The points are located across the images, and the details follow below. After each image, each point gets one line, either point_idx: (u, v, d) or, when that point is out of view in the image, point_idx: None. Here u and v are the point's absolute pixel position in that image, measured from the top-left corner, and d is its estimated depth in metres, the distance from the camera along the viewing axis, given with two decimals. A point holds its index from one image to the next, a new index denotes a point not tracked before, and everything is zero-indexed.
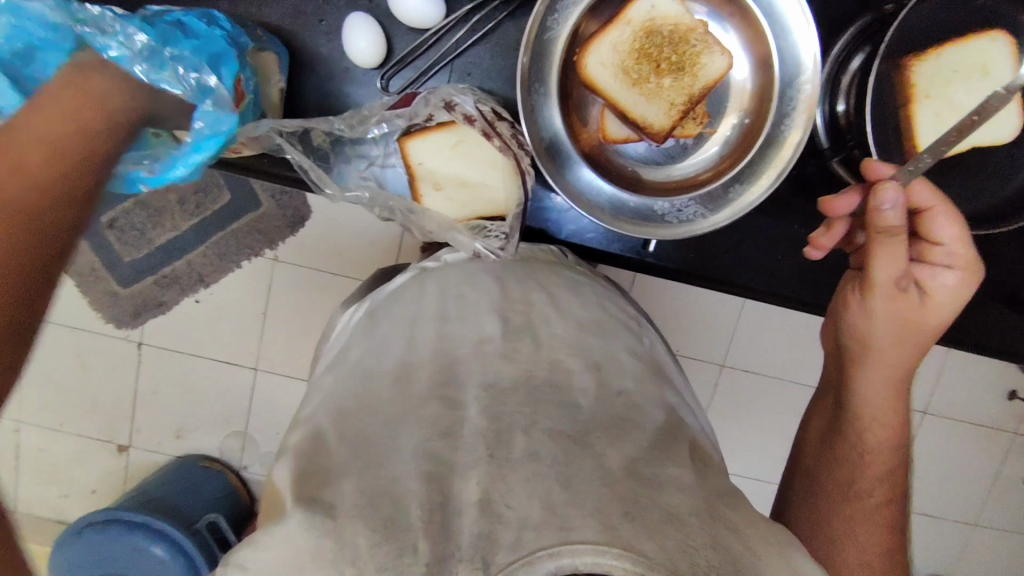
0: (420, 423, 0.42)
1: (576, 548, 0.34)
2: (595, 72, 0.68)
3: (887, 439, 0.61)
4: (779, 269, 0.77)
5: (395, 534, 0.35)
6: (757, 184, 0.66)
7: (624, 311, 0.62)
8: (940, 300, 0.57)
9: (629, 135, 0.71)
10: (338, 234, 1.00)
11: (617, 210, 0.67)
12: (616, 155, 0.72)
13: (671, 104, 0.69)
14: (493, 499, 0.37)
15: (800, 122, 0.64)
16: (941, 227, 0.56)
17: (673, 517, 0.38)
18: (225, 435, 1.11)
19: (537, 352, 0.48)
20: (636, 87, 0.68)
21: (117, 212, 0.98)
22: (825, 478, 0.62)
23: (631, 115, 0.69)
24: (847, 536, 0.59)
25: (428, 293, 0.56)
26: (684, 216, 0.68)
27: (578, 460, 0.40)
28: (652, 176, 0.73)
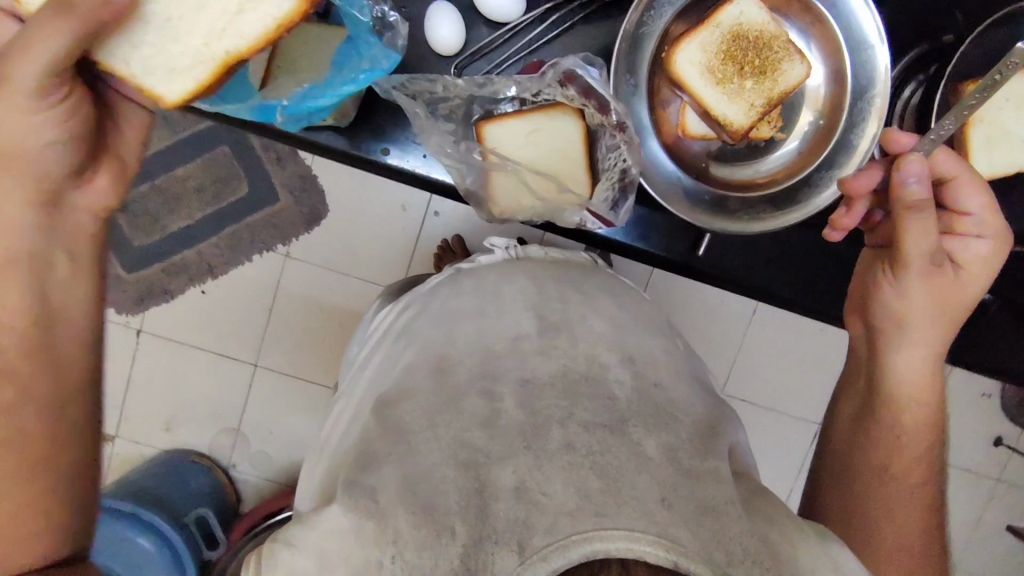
0: (456, 413, 0.43)
1: (609, 534, 0.35)
2: (682, 70, 0.66)
3: (924, 420, 0.60)
4: (817, 280, 0.74)
5: (434, 516, 0.37)
6: (831, 186, 0.65)
7: (650, 308, 0.61)
8: (972, 270, 0.57)
9: (708, 132, 0.69)
10: (352, 234, 1.06)
11: (693, 201, 0.66)
12: (693, 150, 0.71)
13: (750, 107, 0.66)
14: (528, 487, 0.38)
15: (870, 133, 0.63)
16: (965, 195, 0.56)
17: (709, 509, 0.39)
18: (215, 430, 1.13)
19: (574, 347, 0.48)
20: (720, 86, 0.66)
21: (135, 196, 1.05)
22: (858, 462, 0.61)
23: (713, 114, 0.66)
24: (883, 520, 0.58)
25: (464, 289, 0.57)
26: (750, 215, 0.66)
27: (614, 448, 0.41)
28: (732, 173, 0.71)
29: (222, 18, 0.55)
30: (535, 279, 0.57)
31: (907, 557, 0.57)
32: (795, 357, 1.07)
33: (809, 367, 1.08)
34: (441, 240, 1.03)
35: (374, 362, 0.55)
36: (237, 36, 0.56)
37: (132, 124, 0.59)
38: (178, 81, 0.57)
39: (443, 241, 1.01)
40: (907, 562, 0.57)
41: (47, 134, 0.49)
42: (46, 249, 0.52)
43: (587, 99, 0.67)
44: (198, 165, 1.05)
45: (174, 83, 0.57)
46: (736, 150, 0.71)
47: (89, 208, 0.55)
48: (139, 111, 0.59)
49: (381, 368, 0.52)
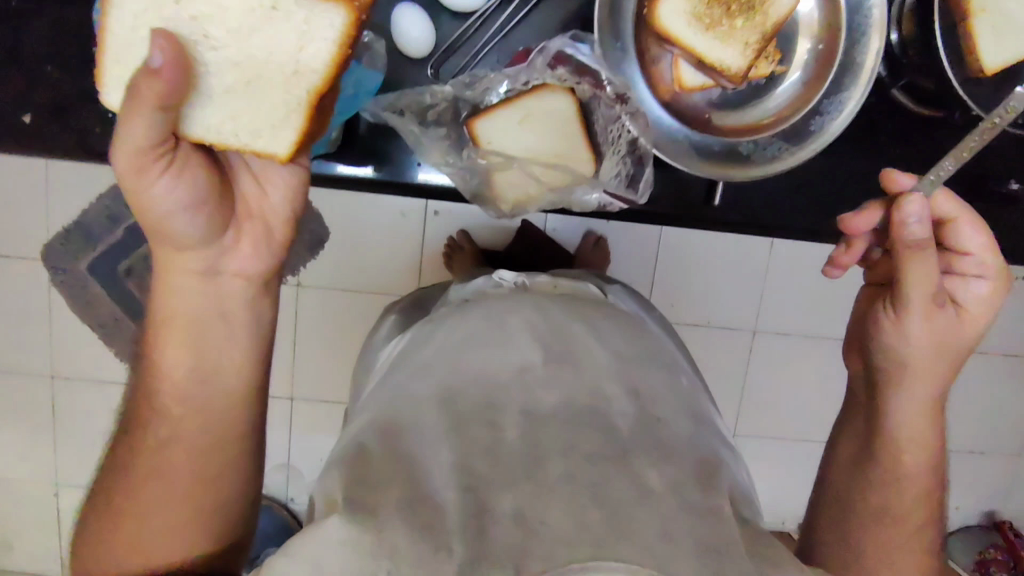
0: (460, 440, 0.44)
1: (609, 566, 0.36)
2: (668, 21, 0.69)
3: (924, 461, 0.59)
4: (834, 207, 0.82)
5: (431, 535, 0.37)
6: (839, 109, 0.70)
7: (658, 342, 0.62)
8: (974, 311, 0.58)
9: (705, 83, 0.72)
10: (360, 254, 1.01)
11: (703, 152, 0.72)
12: (692, 102, 0.74)
13: (745, 44, 0.69)
14: (527, 515, 0.38)
15: (872, 48, 0.68)
16: (965, 236, 0.57)
17: (710, 548, 0.39)
18: (271, 472, 1.12)
19: (578, 377, 0.49)
20: (709, 31, 0.68)
21: (134, 259, 0.95)
22: (857, 505, 0.60)
23: (709, 61, 0.69)
24: (882, 565, 0.57)
25: (473, 320, 0.57)
26: (769, 153, 0.72)
27: (614, 480, 0.41)
28: (735, 119, 0.75)
29: (288, 53, 0.46)
30: (540, 309, 0.58)
31: None
32: (803, 391, 1.09)
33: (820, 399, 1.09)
34: (448, 239, 1.01)
35: (375, 392, 0.55)
36: (312, 66, 0.47)
37: (274, 183, 0.54)
38: (277, 134, 0.50)
39: (449, 238, 1.00)
40: None
41: (187, 213, 0.49)
42: (206, 313, 0.54)
43: (580, 82, 0.71)
44: None
45: (279, 138, 0.50)
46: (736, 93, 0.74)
47: (236, 272, 0.54)
48: (285, 170, 0.53)
49: (384, 398, 0.52)
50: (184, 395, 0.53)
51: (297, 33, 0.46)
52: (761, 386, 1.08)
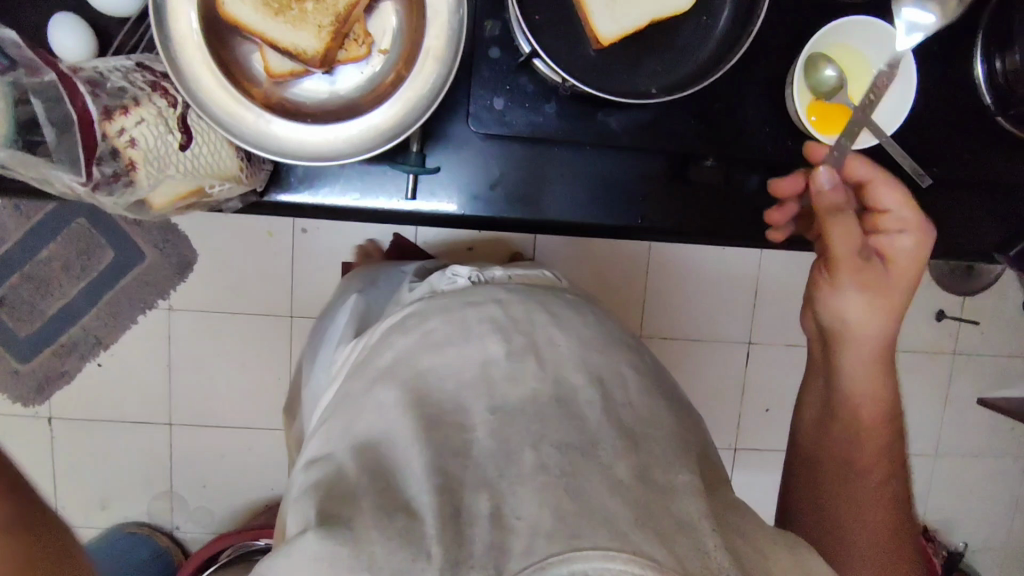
0: (431, 439, 0.43)
1: (586, 554, 0.36)
2: (236, 11, 0.59)
3: (879, 413, 0.63)
4: (658, 199, 0.73)
5: (411, 539, 0.37)
6: (424, 71, 0.58)
7: (623, 328, 0.62)
8: (901, 263, 0.60)
9: (294, 68, 0.61)
10: (238, 279, 1.02)
11: (300, 137, 0.58)
12: (291, 94, 0.62)
13: (319, 28, 0.60)
14: (503, 511, 0.39)
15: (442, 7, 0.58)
16: (886, 195, 0.60)
17: (683, 525, 0.40)
18: (151, 498, 1.11)
19: (542, 371, 0.49)
20: (278, 16, 0.60)
21: (8, 289, 0.97)
22: (826, 464, 0.63)
23: (280, 45, 0.59)
24: (854, 522, 0.60)
25: (431, 318, 0.56)
26: (378, 130, 0.58)
27: (586, 469, 0.42)
28: (331, 101, 0.63)
29: None
30: (501, 302, 0.57)
31: (879, 557, 0.59)
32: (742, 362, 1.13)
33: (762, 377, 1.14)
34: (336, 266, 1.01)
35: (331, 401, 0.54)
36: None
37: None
38: None
39: (358, 250, 0.98)
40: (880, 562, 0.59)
41: None
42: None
43: (139, 75, 0.57)
44: (61, 245, 0.97)
45: None
46: (339, 80, 0.63)
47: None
48: None
49: (343, 411, 0.51)
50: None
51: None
52: (688, 364, 1.12)
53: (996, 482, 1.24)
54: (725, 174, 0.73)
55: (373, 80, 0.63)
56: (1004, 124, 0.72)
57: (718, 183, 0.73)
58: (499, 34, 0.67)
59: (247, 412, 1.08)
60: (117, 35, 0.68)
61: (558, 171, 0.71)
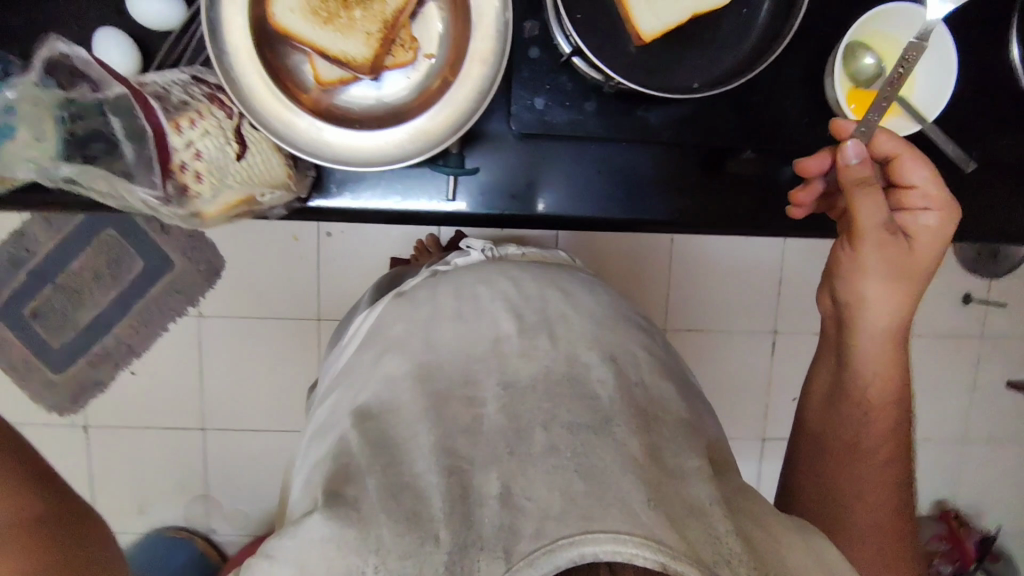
0: (441, 419, 0.42)
1: (597, 537, 0.35)
2: (285, 19, 0.57)
3: (888, 394, 0.61)
4: (704, 195, 0.70)
5: (418, 523, 0.36)
6: (470, 75, 0.56)
7: (634, 309, 0.61)
8: (925, 241, 0.58)
9: (344, 77, 0.59)
10: (263, 279, 1.01)
11: (349, 145, 0.57)
12: (340, 103, 0.60)
13: (368, 35, 0.58)
14: (513, 491, 0.38)
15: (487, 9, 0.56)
16: (912, 169, 0.58)
17: (695, 511, 0.40)
18: (187, 503, 1.10)
19: (555, 347, 0.48)
20: (328, 24, 0.58)
21: (40, 300, 0.98)
22: (831, 442, 0.62)
23: (329, 52, 0.57)
24: (858, 503, 0.59)
25: (442, 293, 0.54)
26: (425, 137, 0.57)
27: (598, 449, 0.41)
28: (380, 110, 0.61)
29: None
30: (512, 278, 0.56)
31: (880, 537, 0.59)
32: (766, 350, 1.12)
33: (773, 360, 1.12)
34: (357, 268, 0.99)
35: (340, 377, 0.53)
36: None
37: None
38: None
39: (415, 246, 0.94)
40: (879, 543, 0.58)
41: None
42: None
43: (195, 87, 0.55)
44: (88, 254, 0.96)
45: None
46: (388, 87, 0.61)
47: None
48: None
49: (350, 384, 0.50)
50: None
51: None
52: (714, 357, 1.11)
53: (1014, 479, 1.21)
54: (766, 173, 0.70)
55: (421, 85, 0.61)
56: None
57: (758, 179, 0.70)
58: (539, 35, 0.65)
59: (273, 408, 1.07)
60: (160, 48, 0.65)
61: (597, 164, 0.68)
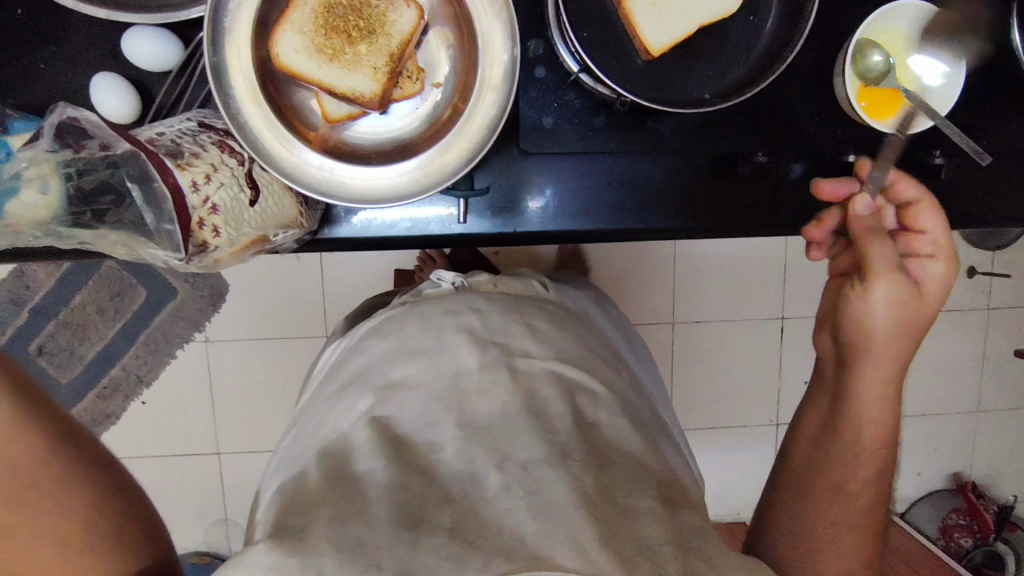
0: (396, 458, 0.43)
1: (544, 574, 0.35)
2: (289, 61, 0.59)
3: (883, 439, 0.60)
4: (721, 199, 0.71)
5: (363, 552, 0.36)
6: (478, 106, 0.58)
7: (601, 345, 0.62)
8: (930, 289, 0.59)
9: (352, 111, 0.62)
10: (267, 297, 1.02)
11: (361, 179, 0.58)
12: (348, 136, 0.63)
13: (373, 69, 0.60)
14: (464, 527, 0.38)
15: (490, 34, 0.57)
16: (925, 218, 0.61)
17: (646, 548, 0.40)
18: (207, 527, 1.12)
19: (515, 383, 0.49)
20: (334, 61, 0.60)
21: (44, 337, 0.98)
22: (817, 481, 0.60)
23: (337, 90, 0.60)
24: (831, 545, 0.58)
25: (408, 323, 0.56)
26: (434, 168, 0.59)
27: (552, 484, 0.41)
28: (388, 140, 0.64)
29: None
30: (479, 311, 0.57)
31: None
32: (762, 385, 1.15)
33: (753, 390, 1.15)
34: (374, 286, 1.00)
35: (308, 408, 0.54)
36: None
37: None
38: None
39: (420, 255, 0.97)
40: None
41: None
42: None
43: (203, 134, 0.56)
44: (92, 286, 0.97)
45: None
46: (395, 113, 0.64)
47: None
48: None
49: (314, 420, 0.51)
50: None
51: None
52: (705, 392, 1.15)
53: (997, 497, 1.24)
54: (774, 185, 0.72)
55: (429, 115, 0.64)
56: None
57: (775, 184, 0.71)
58: (543, 54, 0.66)
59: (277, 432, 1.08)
60: (158, 87, 0.67)
61: (608, 169, 0.70)
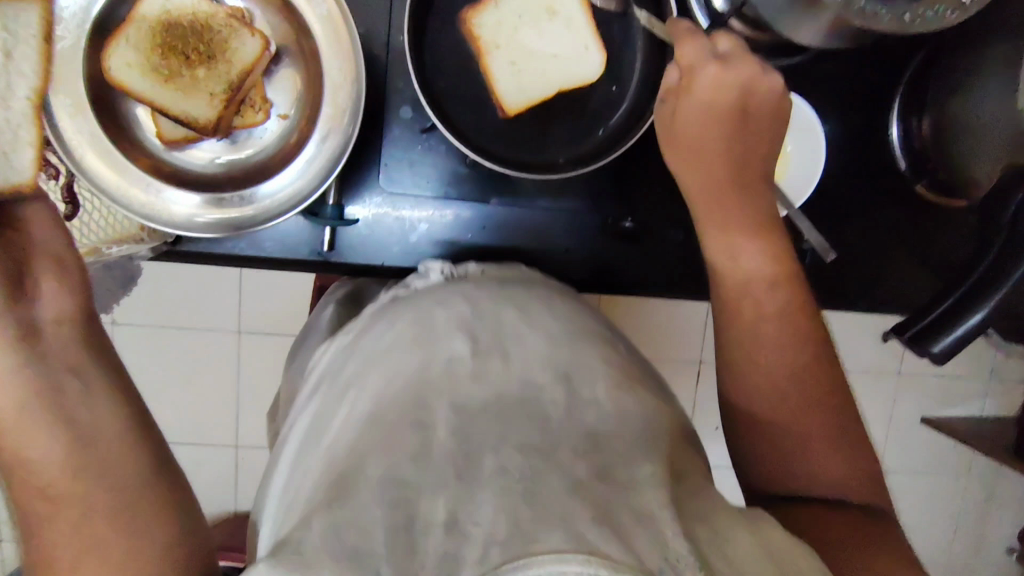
0: (391, 448, 0.44)
1: (540, 558, 0.36)
2: (121, 74, 0.73)
3: (780, 308, 0.63)
4: (618, 255, 0.85)
5: (361, 558, 0.37)
6: (325, 144, 0.73)
7: (591, 318, 0.62)
8: (685, 112, 0.66)
9: (186, 134, 0.77)
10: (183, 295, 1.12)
11: (201, 207, 0.73)
12: (181, 155, 0.78)
13: (211, 96, 0.75)
14: (459, 519, 0.39)
15: (334, 79, 0.73)
16: (737, 61, 0.64)
17: (645, 519, 0.40)
18: None
19: (508, 369, 0.49)
20: (169, 83, 0.75)
21: None
22: (746, 382, 0.63)
23: (171, 111, 0.75)
24: (796, 440, 0.60)
25: (398, 321, 0.56)
26: (277, 200, 0.73)
27: (548, 469, 0.42)
28: (231, 163, 0.79)
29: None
30: (468, 299, 0.58)
31: (827, 470, 0.60)
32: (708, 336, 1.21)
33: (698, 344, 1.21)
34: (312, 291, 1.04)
35: (306, 412, 0.56)
36: (23, 72, 0.62)
37: (37, 219, 0.58)
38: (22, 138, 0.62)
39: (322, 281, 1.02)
40: (828, 473, 0.60)
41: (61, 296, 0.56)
42: (51, 375, 0.51)
43: (37, 160, 0.77)
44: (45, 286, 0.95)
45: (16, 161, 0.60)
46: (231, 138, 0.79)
47: (55, 319, 0.54)
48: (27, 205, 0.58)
49: (316, 425, 0.52)
50: (72, 468, 0.48)
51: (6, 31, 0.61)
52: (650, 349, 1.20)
53: (941, 450, 1.34)
54: (657, 237, 0.85)
55: (279, 141, 0.79)
56: (923, 188, 0.86)
57: (664, 246, 0.85)
58: (410, 95, 0.78)
59: None
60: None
61: (534, 233, 0.83)
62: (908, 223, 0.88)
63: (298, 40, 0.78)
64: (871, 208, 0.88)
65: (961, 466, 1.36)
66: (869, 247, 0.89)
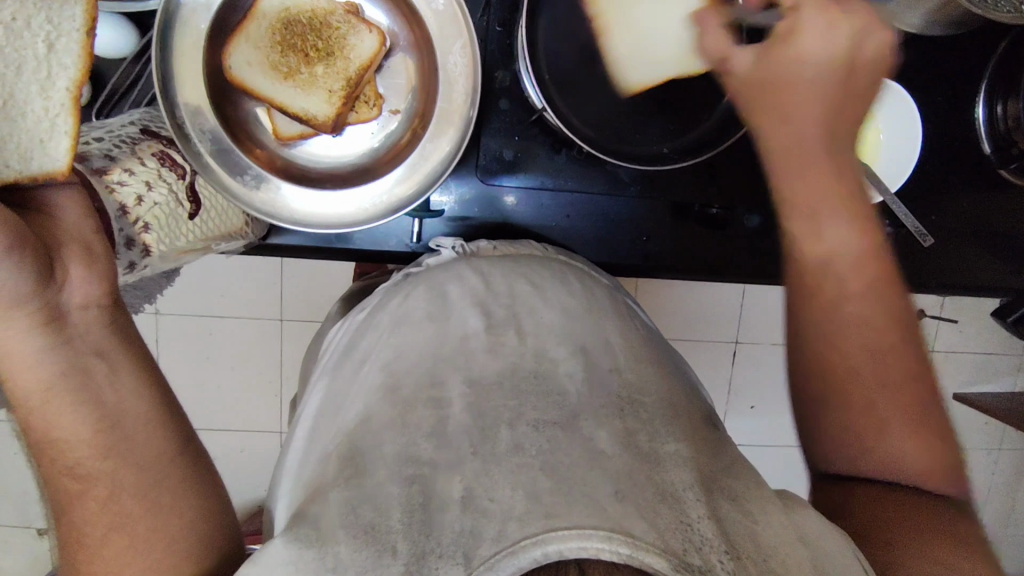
0: (406, 425, 0.43)
1: (560, 534, 0.34)
2: (241, 73, 0.71)
3: (845, 244, 0.54)
4: (684, 244, 0.83)
5: (375, 536, 0.37)
6: (439, 145, 0.71)
7: (598, 287, 0.61)
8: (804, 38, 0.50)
9: (302, 131, 0.75)
10: (226, 287, 1.08)
11: (308, 205, 0.70)
12: (291, 151, 0.76)
13: (329, 92, 0.73)
14: (475, 494, 0.38)
15: (456, 63, 0.70)
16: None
17: (667, 495, 0.39)
18: None
19: (524, 343, 0.48)
20: (289, 80, 0.73)
21: None
22: (809, 344, 0.55)
23: (291, 109, 0.73)
24: (869, 404, 0.53)
25: (414, 295, 0.55)
26: (389, 198, 0.71)
27: (565, 444, 0.41)
28: (338, 162, 0.77)
29: (38, 58, 0.52)
30: (482, 274, 0.57)
31: (907, 426, 0.53)
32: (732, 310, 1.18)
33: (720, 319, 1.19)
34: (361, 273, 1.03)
35: (318, 392, 0.55)
36: (66, 64, 0.53)
37: (69, 203, 0.52)
38: (59, 134, 0.52)
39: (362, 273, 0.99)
40: (911, 428, 0.53)
41: (92, 282, 0.50)
42: (78, 354, 0.49)
43: (144, 142, 0.64)
44: None
45: (53, 154, 0.51)
46: (345, 135, 0.77)
47: (83, 304, 0.50)
48: (60, 190, 0.52)
49: (328, 402, 0.51)
50: (97, 434, 0.48)
51: (49, 20, 0.51)
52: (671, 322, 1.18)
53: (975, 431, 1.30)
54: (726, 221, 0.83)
55: (394, 135, 0.77)
56: (1007, 174, 0.83)
57: (731, 231, 0.83)
58: (508, 86, 0.77)
59: (264, 407, 1.15)
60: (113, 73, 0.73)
61: (606, 218, 0.82)
62: (984, 206, 0.85)
63: (410, 28, 0.74)
64: (951, 186, 0.84)
65: (986, 454, 1.32)
66: (948, 228, 0.85)
